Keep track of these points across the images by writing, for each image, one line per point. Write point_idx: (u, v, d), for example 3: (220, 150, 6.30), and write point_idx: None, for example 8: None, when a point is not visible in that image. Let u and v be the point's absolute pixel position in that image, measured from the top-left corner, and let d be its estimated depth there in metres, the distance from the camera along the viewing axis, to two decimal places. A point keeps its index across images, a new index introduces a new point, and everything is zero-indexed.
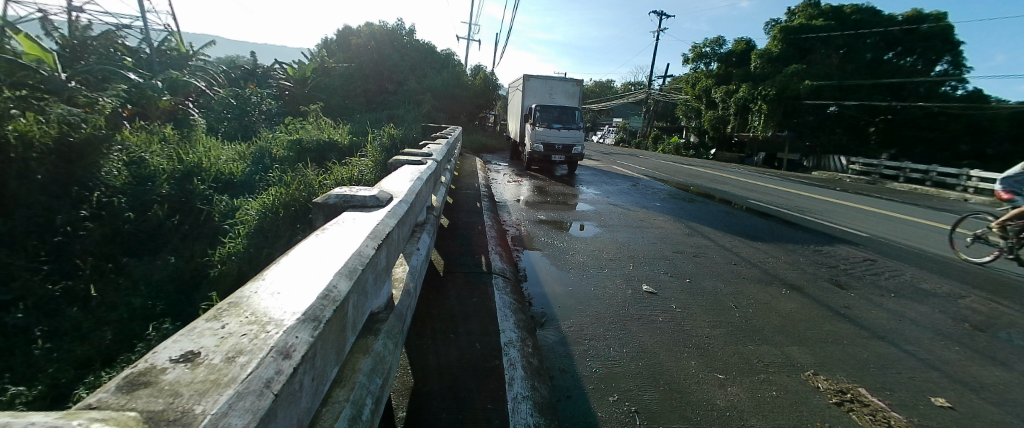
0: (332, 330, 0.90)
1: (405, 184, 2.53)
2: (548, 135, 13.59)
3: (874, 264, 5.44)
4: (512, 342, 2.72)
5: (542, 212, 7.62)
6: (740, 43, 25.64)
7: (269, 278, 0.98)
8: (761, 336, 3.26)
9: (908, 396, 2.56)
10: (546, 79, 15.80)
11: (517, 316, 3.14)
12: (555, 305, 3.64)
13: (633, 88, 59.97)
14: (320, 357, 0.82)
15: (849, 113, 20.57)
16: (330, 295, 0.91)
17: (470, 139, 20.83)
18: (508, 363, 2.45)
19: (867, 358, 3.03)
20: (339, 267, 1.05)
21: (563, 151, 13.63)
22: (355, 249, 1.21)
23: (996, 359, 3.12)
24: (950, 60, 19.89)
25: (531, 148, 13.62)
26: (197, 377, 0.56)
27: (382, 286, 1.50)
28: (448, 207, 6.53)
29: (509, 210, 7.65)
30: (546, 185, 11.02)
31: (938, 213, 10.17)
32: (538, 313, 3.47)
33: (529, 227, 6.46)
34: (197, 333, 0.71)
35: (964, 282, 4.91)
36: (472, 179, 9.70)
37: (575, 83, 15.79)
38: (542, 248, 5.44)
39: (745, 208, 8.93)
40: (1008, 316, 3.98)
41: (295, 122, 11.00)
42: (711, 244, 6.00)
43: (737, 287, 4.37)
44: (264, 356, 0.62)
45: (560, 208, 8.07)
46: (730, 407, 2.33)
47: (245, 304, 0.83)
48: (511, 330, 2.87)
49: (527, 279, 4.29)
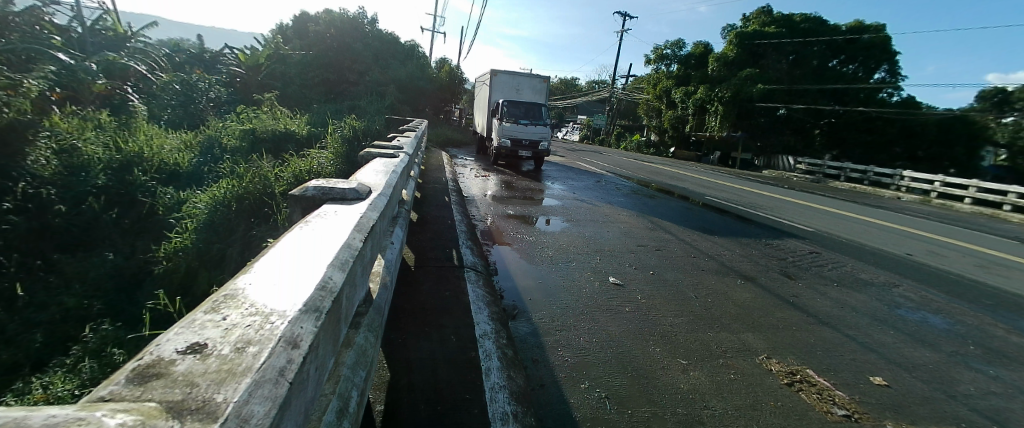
0: (331, 321, 0.89)
1: (378, 176, 2.48)
2: (515, 130, 13.62)
3: (818, 256, 5.89)
4: (487, 333, 2.74)
5: (510, 206, 7.69)
6: (698, 46, 26.85)
7: (256, 269, 0.94)
8: (719, 324, 3.47)
9: (851, 376, 2.81)
10: (513, 75, 15.80)
11: (491, 308, 3.16)
12: (525, 298, 3.69)
13: (597, 87, 61.23)
14: (322, 348, 0.81)
15: (795, 116, 22.06)
16: (327, 285, 0.89)
17: (435, 133, 20.66)
18: (483, 355, 2.46)
19: (815, 343, 3.29)
20: (331, 259, 1.03)
21: (529, 147, 13.69)
22: (343, 241, 1.19)
23: (925, 341, 3.49)
24: (888, 68, 21.31)
25: (498, 143, 13.58)
26: (209, 368, 0.55)
27: (368, 274, 1.50)
28: (416, 201, 6.43)
29: (477, 204, 7.67)
30: (513, 179, 11.08)
31: (878, 211, 11.02)
32: (510, 305, 3.51)
33: (497, 222, 6.49)
34: (198, 325, 0.67)
35: (895, 272, 5.45)
36: (439, 173, 9.63)
37: (541, 80, 15.81)
38: (511, 242, 5.49)
39: (702, 203, 9.45)
40: (935, 303, 4.44)
41: (248, 110, 10.41)
42: (671, 238, 6.29)
43: (697, 278, 4.62)
44: (274, 345, 0.62)
45: (526, 203, 8.16)
46: (693, 390, 2.48)
47: (238, 295, 0.80)
48: (486, 322, 2.89)
49: (497, 273, 4.31)
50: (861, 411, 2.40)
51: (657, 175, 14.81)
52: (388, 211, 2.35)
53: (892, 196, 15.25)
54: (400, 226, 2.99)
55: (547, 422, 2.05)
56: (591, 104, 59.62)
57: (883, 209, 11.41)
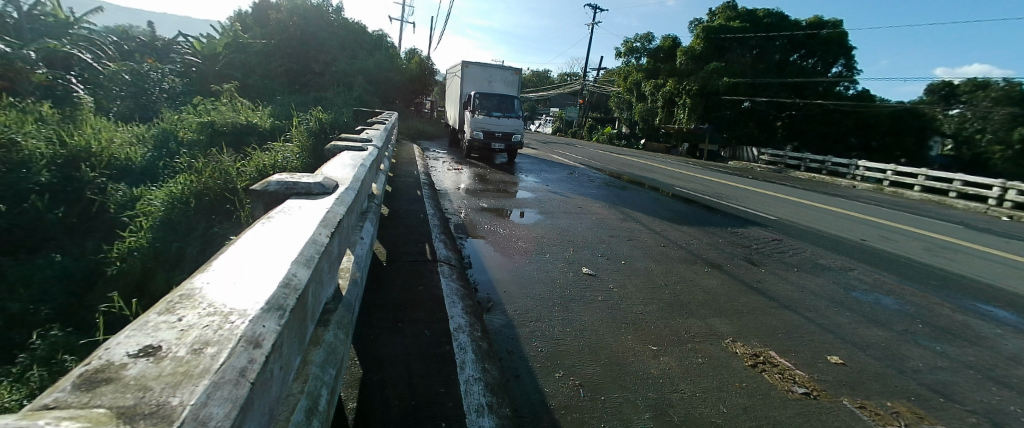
0: (296, 319, 0.86)
1: (345, 169, 2.41)
2: (488, 123, 13.54)
3: (780, 243, 6.20)
4: (461, 327, 2.73)
5: (483, 199, 7.67)
6: (667, 40, 27.42)
7: (214, 267, 0.90)
8: (688, 311, 3.61)
9: (810, 356, 2.99)
10: (484, 67, 15.67)
11: (464, 302, 3.15)
12: (499, 290, 3.71)
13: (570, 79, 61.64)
14: (286, 346, 0.79)
15: (758, 108, 22.99)
16: (291, 284, 0.87)
17: (406, 126, 20.27)
18: (458, 348, 2.45)
19: (777, 326, 3.47)
20: (296, 255, 1.00)
21: (502, 139, 13.64)
22: (309, 236, 1.15)
23: (878, 321, 3.75)
24: (844, 63, 22.39)
25: (470, 136, 13.46)
26: (164, 370, 0.52)
27: (336, 270, 1.46)
28: (387, 195, 6.30)
29: (450, 197, 7.60)
30: (486, 172, 11.04)
31: (834, 199, 11.68)
32: (484, 298, 3.52)
33: (470, 215, 6.46)
34: (151, 327, 0.64)
35: (848, 256, 5.81)
36: (411, 166, 9.46)
37: (513, 72, 15.75)
38: (485, 235, 5.49)
39: (671, 194, 9.72)
40: (886, 285, 4.77)
41: (207, 101, 9.86)
42: (642, 228, 6.45)
43: (667, 267, 4.77)
44: (233, 346, 0.60)
45: (500, 195, 8.16)
46: (663, 374, 2.57)
47: (193, 295, 0.76)
48: (460, 316, 2.88)
49: (471, 266, 4.30)
50: (821, 389, 2.56)
51: (628, 166, 15.10)
52: (357, 206, 2.30)
53: (847, 185, 16.21)
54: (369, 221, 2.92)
55: (523, 412, 2.09)
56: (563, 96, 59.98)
57: (839, 197, 12.12)
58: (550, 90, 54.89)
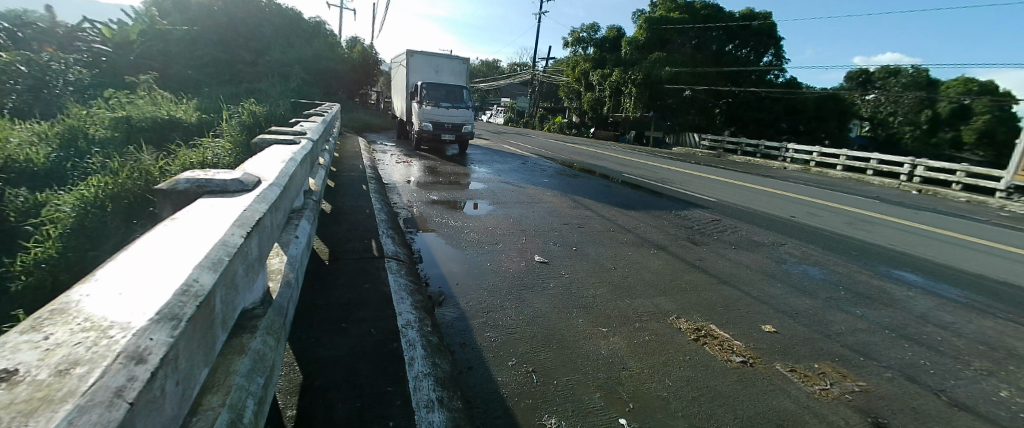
0: (199, 328, 0.81)
1: (274, 164, 2.26)
2: (437, 114, 13.30)
3: (719, 223, 6.63)
4: (410, 322, 2.66)
5: (435, 192, 7.55)
6: (612, 30, 28.40)
7: (100, 276, 0.81)
8: (637, 292, 3.77)
9: (747, 327, 3.23)
10: (431, 56, 15.29)
11: (414, 297, 3.07)
12: (451, 283, 3.68)
13: (520, 69, 61.72)
14: (185, 359, 0.74)
15: (698, 97, 24.15)
16: (191, 290, 0.80)
17: (351, 118, 19.43)
18: (407, 344, 2.39)
19: (718, 301, 3.71)
20: (201, 259, 0.92)
21: (452, 130, 13.46)
22: (218, 237, 1.06)
23: (805, 291, 4.12)
24: (774, 53, 24.10)
25: (419, 127, 13.17)
26: (17, 397, 0.46)
27: (260, 272, 1.37)
28: (332, 190, 6.01)
29: (399, 191, 7.40)
30: (437, 164, 10.87)
31: (767, 180, 12.63)
32: (436, 292, 3.49)
33: (422, 209, 6.33)
34: (9, 348, 0.57)
35: (778, 232, 6.34)
36: (357, 160, 9.09)
37: (461, 61, 15.49)
38: (436, 228, 5.41)
39: (621, 181, 10.06)
40: (814, 257, 5.24)
41: (120, 94, 8.85)
42: (593, 215, 6.64)
43: (616, 251, 4.95)
44: (109, 364, 0.55)
45: (452, 187, 8.08)
46: (613, 354, 2.68)
47: (69, 309, 0.69)
48: (409, 311, 2.79)
49: (422, 261, 4.23)
50: (755, 356, 2.79)
51: (579, 155, 15.43)
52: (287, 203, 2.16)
53: (779, 167, 17.57)
54: (307, 219, 2.77)
55: (475, 404, 2.11)
56: (514, 86, 60.03)
57: (772, 178, 13.11)
58: (500, 80, 54.60)
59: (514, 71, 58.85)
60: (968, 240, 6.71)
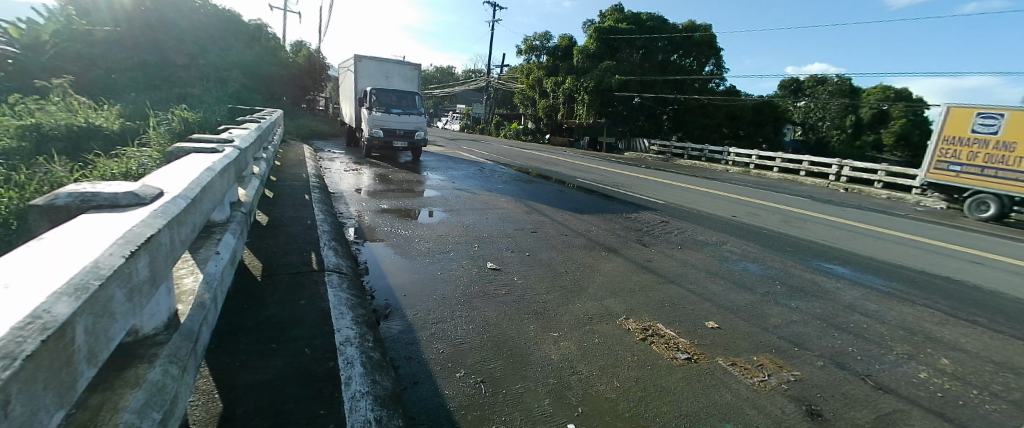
0: (44, 368, 0.63)
1: (192, 169, 1.98)
2: (387, 120, 13.07)
3: (667, 225, 6.92)
4: (349, 339, 2.46)
5: (385, 200, 7.38)
6: (564, 39, 29.17)
7: None
8: (587, 295, 3.84)
9: (693, 325, 3.35)
10: (380, 61, 15.00)
11: (356, 312, 2.88)
12: (398, 295, 3.60)
13: (474, 76, 61.93)
14: (20, 407, 0.57)
15: (647, 104, 25.19)
16: (37, 323, 0.64)
17: (297, 126, 18.63)
18: (344, 363, 2.21)
19: (665, 300, 3.84)
20: (60, 284, 0.75)
21: (404, 137, 13.30)
22: (92, 257, 0.89)
23: (745, 286, 4.36)
24: (714, 63, 25.71)
25: (368, 134, 12.91)
26: None
27: (158, 293, 1.25)
28: (273, 201, 5.67)
29: (347, 201, 7.17)
30: (389, 172, 10.65)
31: (712, 182, 13.35)
32: (382, 305, 3.39)
33: (370, 218, 6.17)
34: None
35: (722, 232, 6.69)
36: (301, 168, 8.69)
37: (412, 67, 15.28)
38: (385, 238, 5.29)
39: (575, 185, 10.29)
40: (754, 254, 5.58)
41: (25, 99, 7.89)
42: (547, 219, 6.74)
43: (568, 254, 5.05)
44: None
45: (404, 195, 7.94)
46: (563, 358, 2.70)
47: None
48: (349, 328, 2.58)
49: (368, 272, 4.11)
50: (700, 352, 2.90)
51: (535, 161, 15.67)
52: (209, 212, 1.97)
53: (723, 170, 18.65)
54: (234, 233, 2.54)
55: (419, 419, 2.05)
56: (468, 93, 60.11)
57: (715, 181, 13.88)
58: (454, 86, 54.48)
59: (468, 78, 59.03)
60: (886, 233, 7.41)
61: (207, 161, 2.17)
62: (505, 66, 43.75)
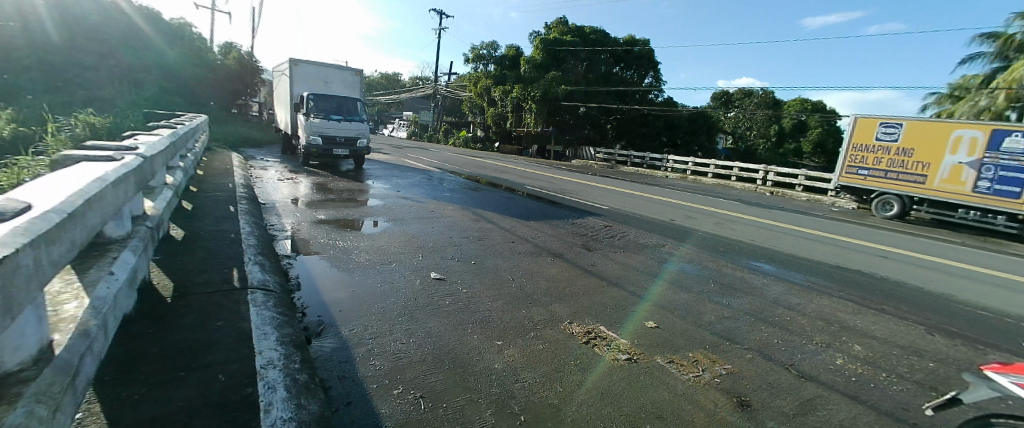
0: None
1: (85, 176, 1.73)
2: (326, 127, 12.59)
3: (611, 229, 7.19)
4: (272, 362, 2.22)
5: (323, 210, 7.07)
6: (511, 49, 29.71)
7: None
8: (533, 301, 3.88)
9: (635, 326, 3.48)
10: (319, 65, 14.38)
11: (282, 331, 2.64)
12: (333, 310, 3.44)
13: (420, 83, 61.12)
14: None
15: (592, 113, 26.21)
16: None
17: (227, 135, 17.38)
18: (264, 387, 1.98)
19: (609, 303, 3.96)
20: None
21: (346, 144, 12.88)
22: None
23: (683, 286, 4.60)
24: (653, 75, 27.32)
25: (306, 141, 12.38)
26: None
27: (20, 322, 1.09)
28: (196, 213, 5.19)
29: (280, 212, 6.78)
30: (328, 181, 10.24)
31: (654, 188, 14.09)
32: (314, 322, 3.21)
33: (305, 230, 5.87)
34: None
35: (661, 235, 7.05)
36: (227, 178, 8.08)
37: (354, 72, 14.76)
38: (321, 251, 5.04)
39: (525, 193, 10.43)
40: (691, 255, 5.93)
41: None
42: (494, 227, 6.76)
43: (514, 261, 5.10)
44: None
45: (345, 205, 7.65)
46: (506, 367, 2.71)
47: None
48: (272, 349, 2.34)
49: (300, 288, 3.88)
50: (639, 352, 3.02)
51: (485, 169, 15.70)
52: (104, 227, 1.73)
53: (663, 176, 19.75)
54: (134, 249, 2.26)
55: None
56: (414, 100, 59.20)
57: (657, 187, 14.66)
58: (399, 93, 53.41)
59: (414, 85, 58.22)
60: (804, 231, 8.19)
61: (102, 170, 1.90)
62: (452, 74, 43.71)
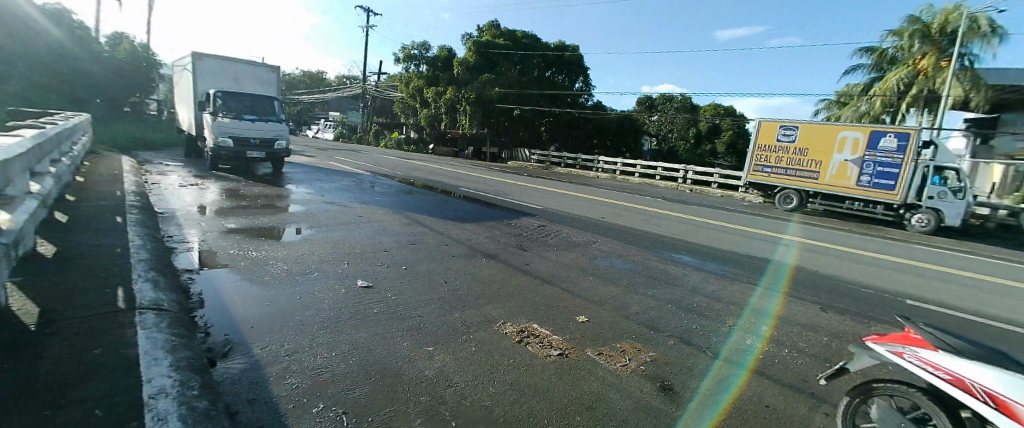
0: None
1: None
2: (238, 127, 11.56)
3: (545, 228, 7.40)
4: (164, 390, 1.96)
5: (233, 219, 6.47)
6: (444, 50, 29.49)
7: None
8: (467, 303, 3.87)
9: (567, 322, 3.60)
10: (226, 60, 13.05)
11: (178, 355, 2.36)
12: (242, 328, 3.15)
13: (347, 82, 58.18)
14: None
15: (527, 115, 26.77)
16: None
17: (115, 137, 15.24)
18: (154, 418, 1.74)
19: (542, 301, 4.06)
20: None
21: (262, 147, 11.93)
22: None
23: (612, 280, 4.86)
24: (584, 80, 28.56)
25: (214, 143, 11.29)
26: None
27: None
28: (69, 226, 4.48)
29: (179, 222, 6.09)
30: (240, 186, 9.41)
31: (587, 188, 14.73)
32: (219, 342, 2.92)
33: (210, 241, 5.33)
34: None
35: (591, 232, 7.37)
36: (112, 185, 7.09)
37: (269, 69, 13.42)
38: (229, 263, 4.60)
39: (461, 195, 10.38)
40: (619, 250, 6.28)
41: None
42: (427, 230, 6.64)
43: (447, 264, 5.05)
44: None
45: (259, 212, 7.08)
46: (437, 373, 2.66)
47: None
48: (164, 376, 2.08)
49: (203, 306, 3.50)
50: (570, 347, 3.13)
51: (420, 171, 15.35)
52: None
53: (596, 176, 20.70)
54: None
55: None
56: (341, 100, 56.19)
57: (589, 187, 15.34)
58: (324, 92, 50.39)
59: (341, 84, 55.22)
60: (718, 224, 9.04)
61: None
62: (383, 74, 42.22)
